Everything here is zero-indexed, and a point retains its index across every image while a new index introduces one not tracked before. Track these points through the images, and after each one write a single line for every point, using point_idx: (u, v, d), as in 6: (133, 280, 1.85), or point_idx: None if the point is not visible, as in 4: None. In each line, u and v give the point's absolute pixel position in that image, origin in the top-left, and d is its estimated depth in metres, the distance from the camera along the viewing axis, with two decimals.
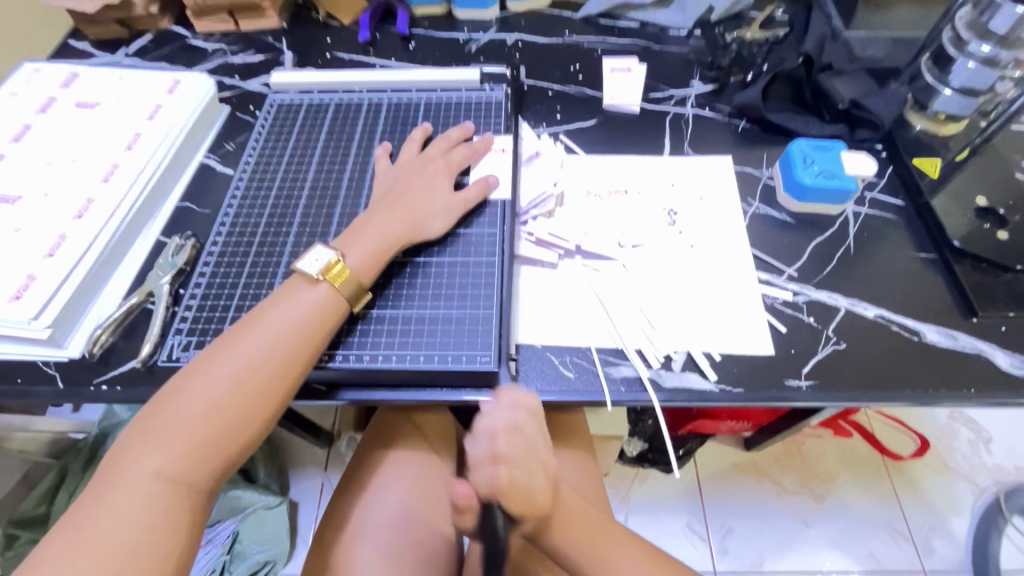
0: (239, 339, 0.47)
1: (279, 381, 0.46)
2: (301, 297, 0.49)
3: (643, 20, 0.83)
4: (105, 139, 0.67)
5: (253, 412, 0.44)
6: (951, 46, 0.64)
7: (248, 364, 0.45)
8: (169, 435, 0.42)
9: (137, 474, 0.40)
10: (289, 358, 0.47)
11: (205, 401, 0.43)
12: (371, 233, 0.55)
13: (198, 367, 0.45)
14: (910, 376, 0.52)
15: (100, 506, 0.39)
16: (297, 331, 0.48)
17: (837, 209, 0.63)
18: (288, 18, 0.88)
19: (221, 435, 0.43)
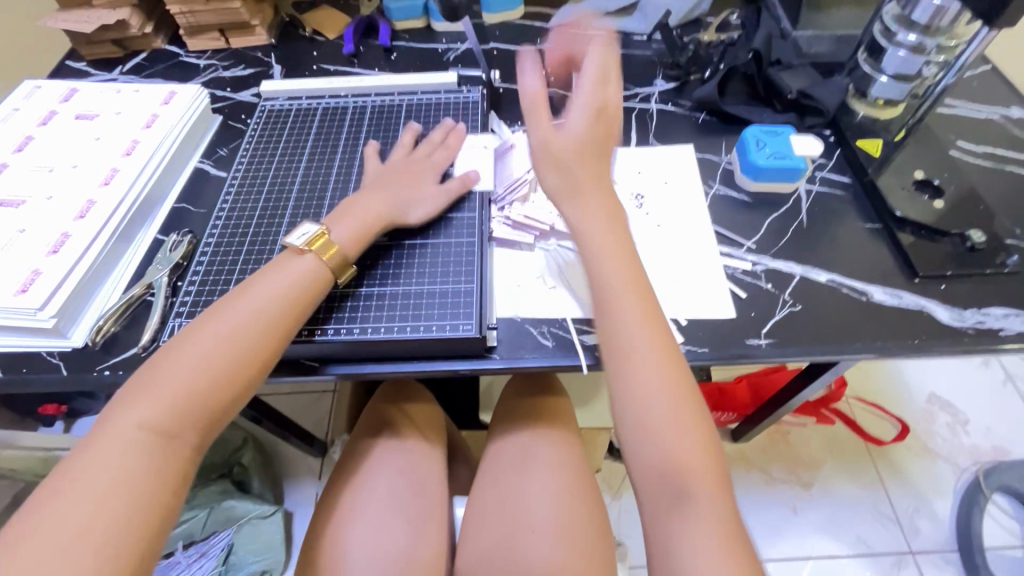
0: (232, 302, 0.50)
1: (266, 341, 0.49)
2: (291, 266, 0.53)
3: (608, 28, 0.90)
4: (103, 146, 0.71)
5: (241, 367, 0.47)
6: (882, 38, 0.70)
7: (240, 324, 0.48)
8: (161, 386, 0.45)
9: (128, 422, 0.43)
10: (277, 319, 0.50)
11: (196, 357, 0.46)
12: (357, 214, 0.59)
13: (192, 327, 0.48)
14: (861, 332, 0.57)
15: (93, 450, 0.42)
16: (284, 294, 0.51)
17: (790, 187, 0.68)
18: (276, 35, 0.94)
19: (211, 386, 0.46)
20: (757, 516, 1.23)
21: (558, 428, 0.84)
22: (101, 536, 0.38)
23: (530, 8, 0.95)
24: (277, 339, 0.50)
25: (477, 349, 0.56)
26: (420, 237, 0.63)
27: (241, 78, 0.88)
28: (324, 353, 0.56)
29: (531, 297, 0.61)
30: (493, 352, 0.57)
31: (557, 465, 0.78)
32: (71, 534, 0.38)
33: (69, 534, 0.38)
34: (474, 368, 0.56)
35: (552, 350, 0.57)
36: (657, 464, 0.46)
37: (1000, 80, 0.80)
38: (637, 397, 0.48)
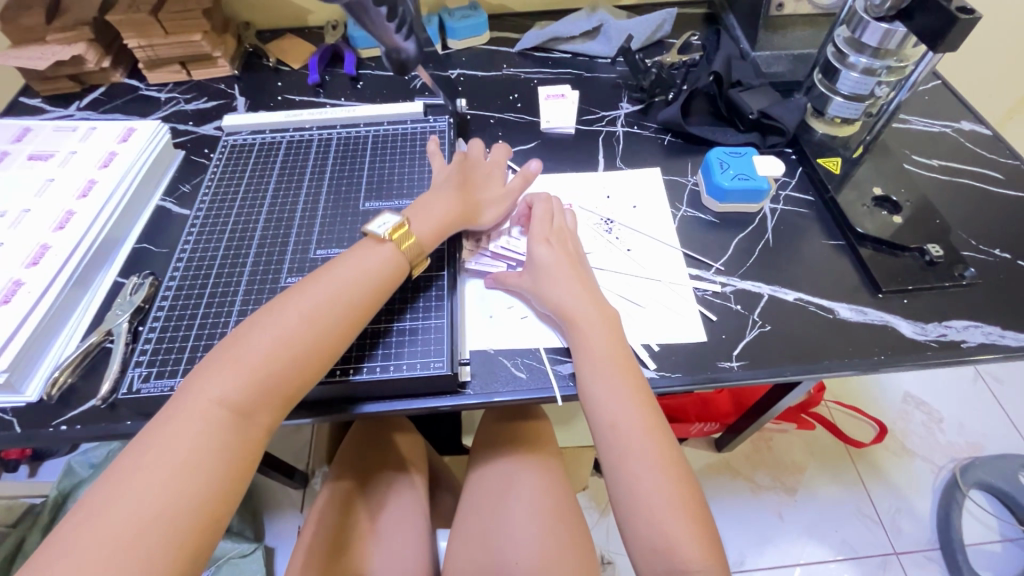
0: (312, 284, 0.51)
1: (342, 327, 0.50)
2: (372, 252, 0.55)
3: (573, 52, 0.91)
4: (58, 188, 0.69)
5: (316, 353, 0.48)
6: (836, 60, 0.72)
7: (317, 308, 0.49)
8: (241, 362, 0.45)
9: (211, 395, 0.44)
10: (355, 305, 0.51)
11: (277, 335, 0.47)
12: (435, 209, 0.60)
13: (272, 303, 0.50)
14: (829, 350, 0.58)
15: (177, 419, 0.43)
16: (363, 281, 0.52)
17: (756, 207, 0.69)
18: (240, 66, 0.93)
19: (287, 369, 0.47)
20: (745, 525, 1.23)
21: (541, 454, 0.83)
22: (176, 512, 0.39)
23: (496, 33, 0.95)
24: (351, 326, 0.51)
25: (450, 385, 0.56)
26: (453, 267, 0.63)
27: (203, 111, 0.86)
28: (316, 400, 0.55)
29: (501, 328, 0.60)
30: (466, 387, 0.56)
31: (540, 491, 0.77)
32: (147, 510, 0.39)
33: (150, 505, 0.39)
34: (447, 405, 0.55)
35: (526, 381, 0.57)
36: (641, 517, 0.48)
37: (950, 93, 0.83)
38: (619, 455, 0.50)
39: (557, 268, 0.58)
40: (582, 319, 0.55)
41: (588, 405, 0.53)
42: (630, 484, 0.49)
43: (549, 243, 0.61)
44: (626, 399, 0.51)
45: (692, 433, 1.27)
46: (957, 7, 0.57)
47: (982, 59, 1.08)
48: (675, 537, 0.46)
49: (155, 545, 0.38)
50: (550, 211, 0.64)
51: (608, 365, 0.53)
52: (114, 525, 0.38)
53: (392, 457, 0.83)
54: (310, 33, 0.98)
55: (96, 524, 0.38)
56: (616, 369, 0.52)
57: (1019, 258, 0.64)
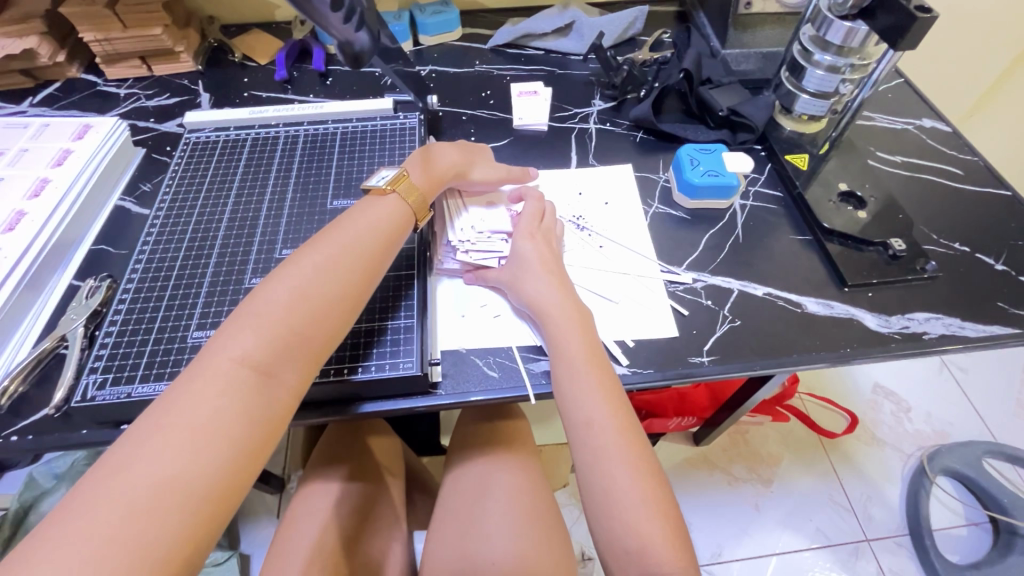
0: (326, 245, 0.52)
1: (360, 284, 0.51)
2: (378, 209, 0.57)
3: (546, 48, 0.91)
4: (8, 187, 0.66)
5: (337, 310, 0.49)
6: (802, 58, 0.73)
7: (334, 266, 0.50)
8: (261, 320, 0.45)
9: (234, 354, 0.43)
10: (367, 262, 0.53)
11: (297, 290, 0.47)
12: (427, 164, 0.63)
13: (287, 264, 0.50)
14: (797, 344, 0.59)
15: (196, 381, 0.42)
16: (373, 242, 0.54)
17: (726, 203, 0.70)
18: (204, 62, 0.90)
19: (311, 325, 0.47)
20: (722, 517, 1.25)
21: (518, 452, 0.83)
22: (202, 475, 0.38)
23: (468, 30, 0.94)
24: (367, 284, 0.52)
25: (421, 385, 0.55)
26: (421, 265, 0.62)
27: (166, 107, 0.84)
28: (308, 400, 0.54)
29: (473, 326, 0.60)
30: (437, 388, 0.55)
31: (515, 490, 0.77)
32: (167, 477, 0.37)
33: (174, 465, 0.37)
34: (418, 406, 0.54)
35: (498, 380, 0.56)
36: (613, 518, 0.48)
37: (912, 91, 0.85)
38: (592, 456, 0.50)
39: (538, 271, 0.58)
40: (558, 316, 0.55)
41: (563, 405, 0.52)
42: (604, 484, 0.49)
43: (534, 238, 0.60)
44: (601, 399, 0.51)
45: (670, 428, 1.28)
46: (915, 7, 0.58)
47: (945, 57, 1.11)
48: (647, 537, 0.46)
49: (182, 512, 0.36)
50: (540, 209, 0.63)
51: (584, 364, 0.52)
52: (132, 490, 0.36)
53: (365, 456, 0.81)
54: (277, 28, 0.96)
55: (111, 489, 0.36)
56: (591, 369, 0.52)
57: (977, 251, 0.66)
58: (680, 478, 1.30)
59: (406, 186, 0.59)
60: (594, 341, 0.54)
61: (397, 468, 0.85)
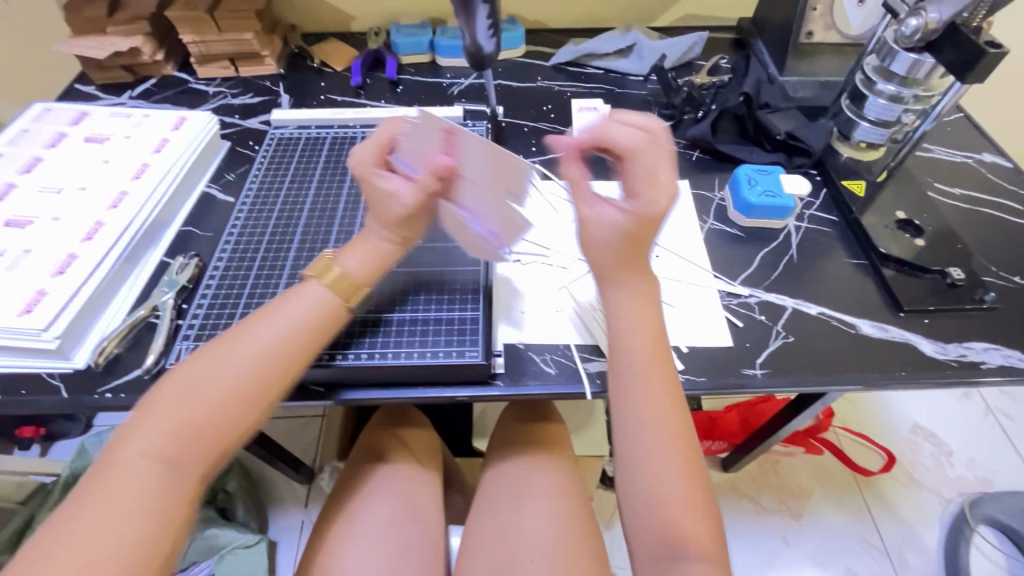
0: (242, 333, 0.49)
1: (273, 381, 0.48)
2: (306, 294, 0.52)
3: (606, 68, 0.94)
4: (112, 169, 0.72)
5: (246, 406, 0.46)
6: (864, 86, 0.75)
7: (245, 364, 0.47)
8: (161, 422, 0.44)
9: (137, 456, 0.43)
10: (286, 358, 0.49)
11: (197, 392, 0.45)
12: (368, 241, 0.54)
13: (197, 360, 0.47)
14: (851, 364, 0.59)
15: (104, 479, 0.42)
16: (293, 334, 0.50)
17: (780, 224, 0.72)
18: (285, 65, 0.97)
19: (215, 420, 0.45)
20: (747, 547, 1.23)
21: (556, 455, 0.84)
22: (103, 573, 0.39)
23: (532, 47, 0.99)
24: (282, 380, 0.49)
25: (483, 375, 0.57)
26: (483, 262, 0.64)
27: (250, 106, 0.90)
28: (372, 381, 0.57)
29: (533, 322, 0.62)
30: (497, 378, 0.58)
31: (552, 489, 0.78)
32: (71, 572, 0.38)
33: (75, 563, 0.39)
34: (479, 395, 0.57)
35: (555, 377, 0.58)
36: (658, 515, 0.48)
37: (972, 127, 0.86)
38: (646, 455, 0.49)
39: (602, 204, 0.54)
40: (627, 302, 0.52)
41: (619, 402, 0.51)
42: (654, 482, 0.48)
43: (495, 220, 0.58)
44: (661, 395, 0.50)
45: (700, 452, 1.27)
46: (985, 42, 0.60)
47: (1003, 95, 1.11)
48: (688, 536, 0.47)
49: None
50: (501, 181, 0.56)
51: (651, 363, 0.51)
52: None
53: (403, 448, 0.83)
54: (353, 38, 1.02)
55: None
56: (657, 366, 0.50)
57: None
58: None
59: (337, 274, 0.52)
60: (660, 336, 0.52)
61: (438, 463, 0.87)
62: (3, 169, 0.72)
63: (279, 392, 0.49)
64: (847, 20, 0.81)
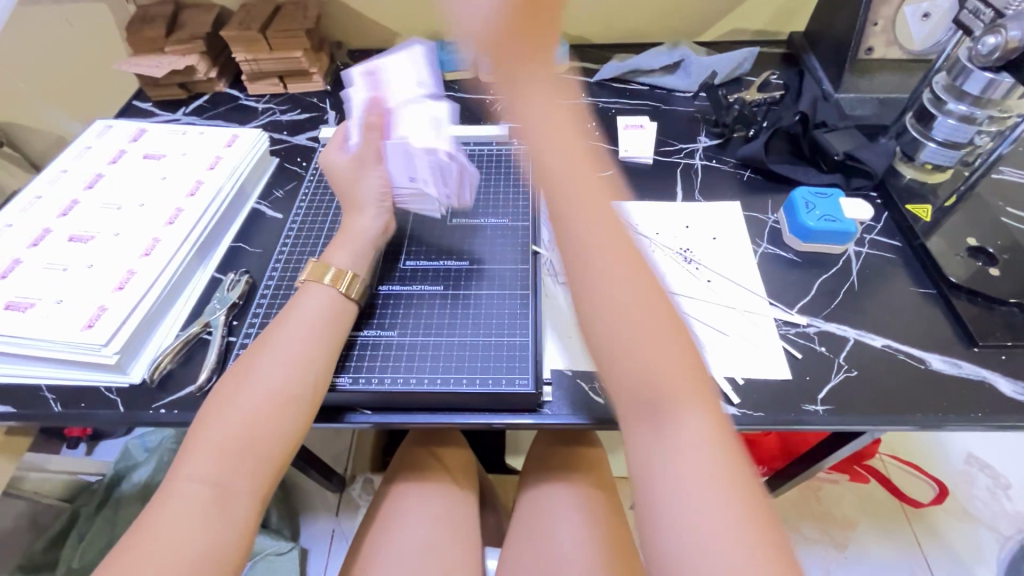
0: (265, 354, 0.52)
1: (305, 389, 0.51)
2: (314, 308, 0.55)
3: (651, 84, 0.93)
4: (168, 185, 0.74)
5: (282, 415, 0.49)
6: (932, 105, 0.72)
7: (273, 375, 0.50)
8: (207, 442, 0.47)
9: (191, 477, 0.46)
10: (312, 365, 0.52)
11: (236, 407, 0.49)
12: (351, 241, 0.62)
13: (229, 380, 0.51)
14: (921, 402, 0.56)
15: (162, 503, 0.45)
16: (314, 342, 0.53)
17: (840, 248, 0.68)
18: (331, 82, 0.98)
19: (259, 440, 0.48)
20: None
21: (596, 480, 0.82)
22: None
23: (575, 63, 0.98)
24: (313, 387, 0.51)
25: (531, 403, 0.56)
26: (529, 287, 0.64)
27: (297, 122, 0.92)
28: (416, 405, 0.56)
29: (581, 349, 0.61)
30: (544, 407, 0.57)
31: (591, 514, 0.76)
32: None
33: None
34: (527, 424, 0.55)
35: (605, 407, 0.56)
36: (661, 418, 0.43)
37: None
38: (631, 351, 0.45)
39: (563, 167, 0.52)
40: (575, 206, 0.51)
41: (595, 297, 0.48)
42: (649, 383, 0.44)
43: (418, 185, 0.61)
44: (636, 292, 0.47)
45: None
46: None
47: None
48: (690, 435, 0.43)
49: None
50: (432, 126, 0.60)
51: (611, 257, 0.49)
52: None
53: (438, 465, 0.81)
54: None
55: None
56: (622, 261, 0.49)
57: None
58: None
59: (329, 270, 0.58)
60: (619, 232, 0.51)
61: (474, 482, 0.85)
62: (68, 185, 0.75)
63: (314, 399, 0.51)
64: (910, 36, 0.78)
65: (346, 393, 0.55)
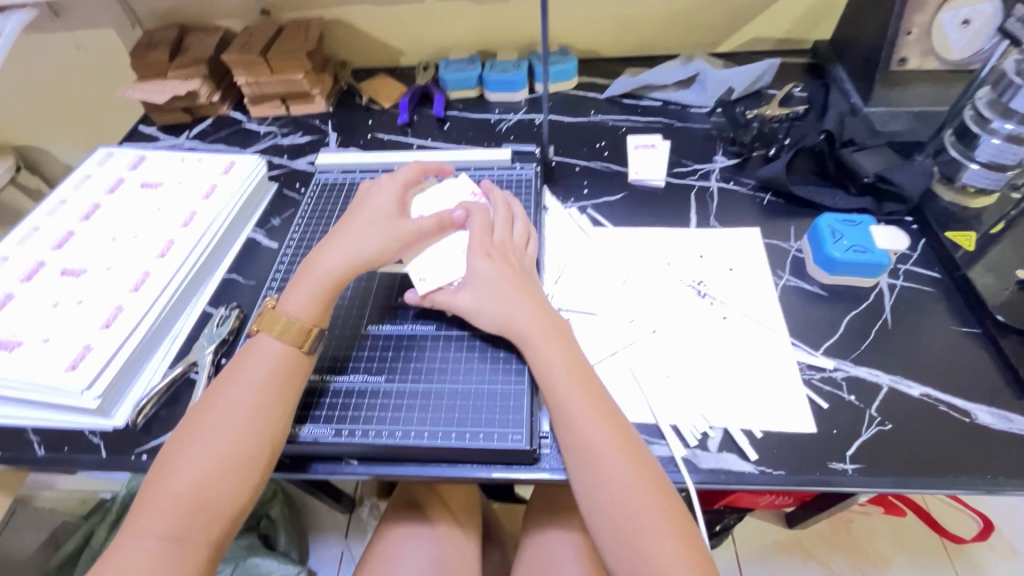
0: (220, 400, 0.49)
1: (259, 448, 0.47)
2: (265, 350, 0.51)
3: (664, 100, 0.88)
4: (163, 216, 0.73)
5: (237, 476, 0.46)
6: (974, 123, 0.68)
7: (224, 434, 0.47)
8: (159, 505, 0.44)
9: (141, 538, 0.43)
10: (267, 421, 0.48)
11: (191, 468, 0.45)
12: (314, 281, 0.55)
13: (178, 439, 0.47)
14: (964, 461, 0.50)
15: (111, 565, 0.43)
16: (266, 395, 0.49)
17: (872, 282, 0.62)
18: (334, 103, 0.96)
19: (217, 491, 0.45)
20: None
21: None
22: None
23: (584, 79, 0.94)
24: (269, 444, 0.48)
25: (526, 457, 0.52)
26: None
27: (298, 146, 0.90)
28: (403, 457, 0.53)
29: None
30: (540, 462, 0.52)
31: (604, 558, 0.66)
32: None
33: None
34: (522, 480, 0.51)
35: None
36: (632, 548, 0.45)
37: None
38: (597, 482, 0.47)
39: (500, 283, 0.55)
40: (536, 336, 0.53)
41: (559, 427, 0.50)
42: (619, 515, 0.46)
43: (493, 257, 0.57)
44: (599, 420, 0.49)
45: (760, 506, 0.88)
46: None
47: None
48: (662, 559, 0.44)
49: None
50: (488, 225, 0.60)
51: (570, 383, 0.50)
52: None
53: (437, 502, 0.74)
54: (401, 72, 1.01)
55: None
56: (579, 389, 0.50)
57: None
58: (770, 564, 1.09)
59: (284, 322, 0.52)
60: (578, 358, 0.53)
61: (478, 519, 0.78)
62: (64, 216, 0.74)
63: (270, 455, 0.48)
64: (948, 44, 0.70)
65: (329, 445, 0.52)
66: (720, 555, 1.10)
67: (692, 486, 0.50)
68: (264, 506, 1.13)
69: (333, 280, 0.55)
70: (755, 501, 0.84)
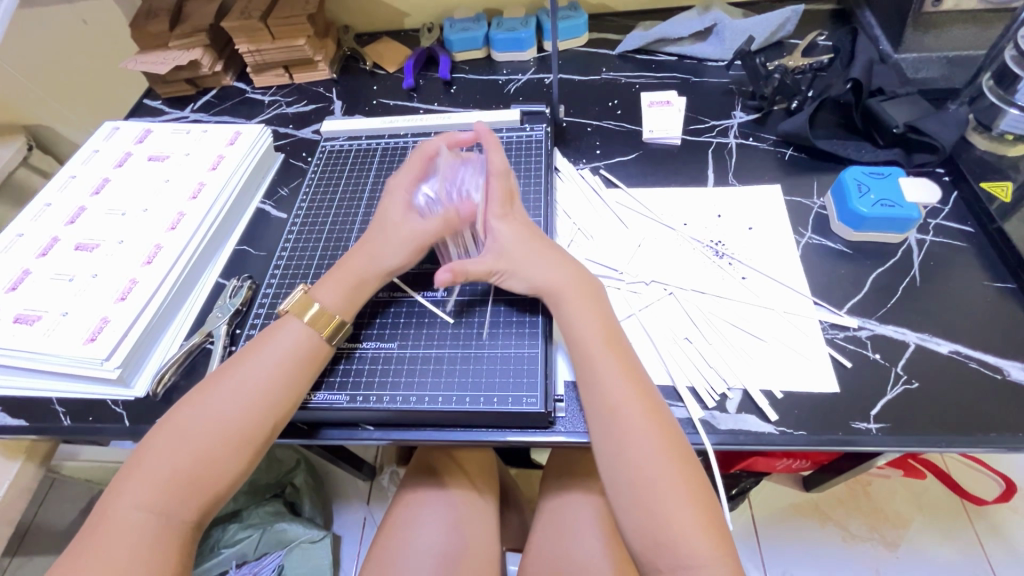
0: (227, 379, 0.49)
1: (258, 431, 0.48)
2: (283, 335, 0.52)
3: (680, 54, 0.84)
4: (171, 189, 0.72)
5: (230, 455, 0.46)
6: (1015, 65, 0.63)
7: (228, 409, 0.47)
8: (150, 473, 0.45)
9: (138, 492, 0.44)
10: (276, 404, 0.49)
11: (190, 440, 0.46)
12: (342, 274, 0.55)
13: (181, 410, 0.48)
14: (994, 419, 0.48)
15: (99, 528, 0.44)
16: (278, 383, 0.49)
17: (899, 237, 0.60)
18: (338, 70, 0.93)
19: (203, 465, 0.46)
20: None
21: None
22: None
23: (595, 35, 0.90)
24: (268, 431, 0.48)
25: (540, 421, 0.51)
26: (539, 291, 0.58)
27: (304, 114, 0.88)
28: (417, 421, 0.53)
29: None
30: (555, 426, 0.52)
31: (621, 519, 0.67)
32: None
33: None
34: (538, 443, 0.51)
35: None
36: (648, 506, 0.44)
37: None
38: (621, 440, 0.46)
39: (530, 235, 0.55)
40: (570, 294, 0.52)
41: (584, 384, 0.50)
42: (637, 473, 0.45)
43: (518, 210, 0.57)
44: (627, 379, 0.48)
45: (778, 470, 0.83)
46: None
47: None
48: (681, 520, 0.43)
49: None
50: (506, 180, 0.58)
51: (601, 345, 0.50)
52: None
53: (452, 468, 0.75)
54: (405, 35, 0.98)
55: None
56: (609, 349, 0.50)
57: None
58: (787, 527, 1.09)
59: (314, 311, 0.53)
60: (610, 318, 0.52)
61: (495, 483, 0.78)
62: (75, 192, 0.74)
63: (266, 440, 0.48)
64: None
65: (347, 411, 0.52)
66: (737, 519, 1.10)
67: (709, 447, 0.49)
68: (287, 475, 1.14)
69: (377, 272, 0.56)
70: (773, 465, 0.80)
